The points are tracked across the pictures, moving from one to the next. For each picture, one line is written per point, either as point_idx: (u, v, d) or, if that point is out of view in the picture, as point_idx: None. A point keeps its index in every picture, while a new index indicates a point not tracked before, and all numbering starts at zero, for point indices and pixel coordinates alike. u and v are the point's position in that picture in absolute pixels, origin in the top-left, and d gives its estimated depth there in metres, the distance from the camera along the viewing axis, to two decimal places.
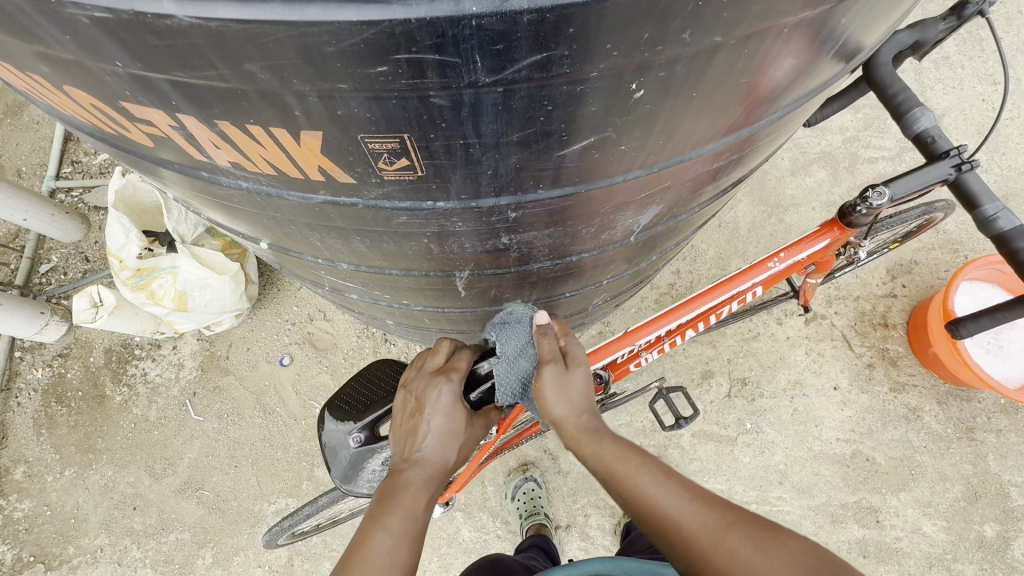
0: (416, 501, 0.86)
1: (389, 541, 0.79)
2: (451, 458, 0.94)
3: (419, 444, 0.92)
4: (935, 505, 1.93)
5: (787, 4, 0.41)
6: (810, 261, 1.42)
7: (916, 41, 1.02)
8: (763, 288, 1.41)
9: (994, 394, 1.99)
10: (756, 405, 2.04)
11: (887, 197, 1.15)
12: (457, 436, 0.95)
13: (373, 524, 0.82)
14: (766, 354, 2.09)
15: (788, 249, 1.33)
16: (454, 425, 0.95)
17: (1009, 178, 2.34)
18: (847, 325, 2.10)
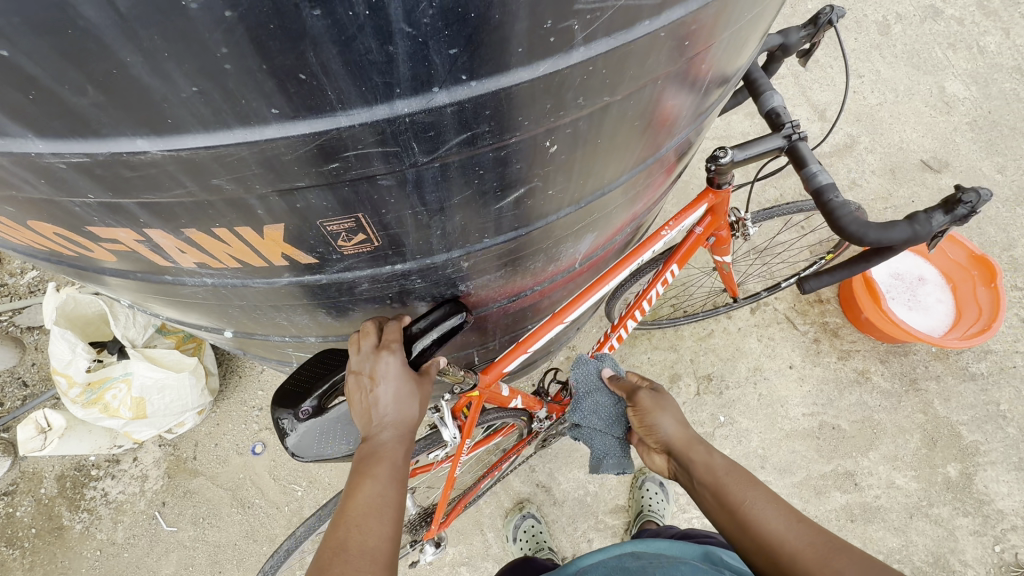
0: (396, 451, 0.79)
1: (378, 489, 0.75)
2: (419, 410, 0.84)
3: (382, 405, 0.80)
4: (902, 457, 2.07)
5: (653, 64, 0.51)
6: (709, 233, 1.33)
7: (782, 44, 1.18)
8: (678, 265, 1.37)
9: (925, 344, 2.20)
10: (725, 397, 2.15)
11: (732, 158, 1.04)
12: (419, 389, 0.84)
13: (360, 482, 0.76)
14: (724, 348, 2.22)
15: (677, 216, 1.21)
16: (413, 386, 0.83)
17: (891, 154, 2.66)
18: (787, 307, 2.28)
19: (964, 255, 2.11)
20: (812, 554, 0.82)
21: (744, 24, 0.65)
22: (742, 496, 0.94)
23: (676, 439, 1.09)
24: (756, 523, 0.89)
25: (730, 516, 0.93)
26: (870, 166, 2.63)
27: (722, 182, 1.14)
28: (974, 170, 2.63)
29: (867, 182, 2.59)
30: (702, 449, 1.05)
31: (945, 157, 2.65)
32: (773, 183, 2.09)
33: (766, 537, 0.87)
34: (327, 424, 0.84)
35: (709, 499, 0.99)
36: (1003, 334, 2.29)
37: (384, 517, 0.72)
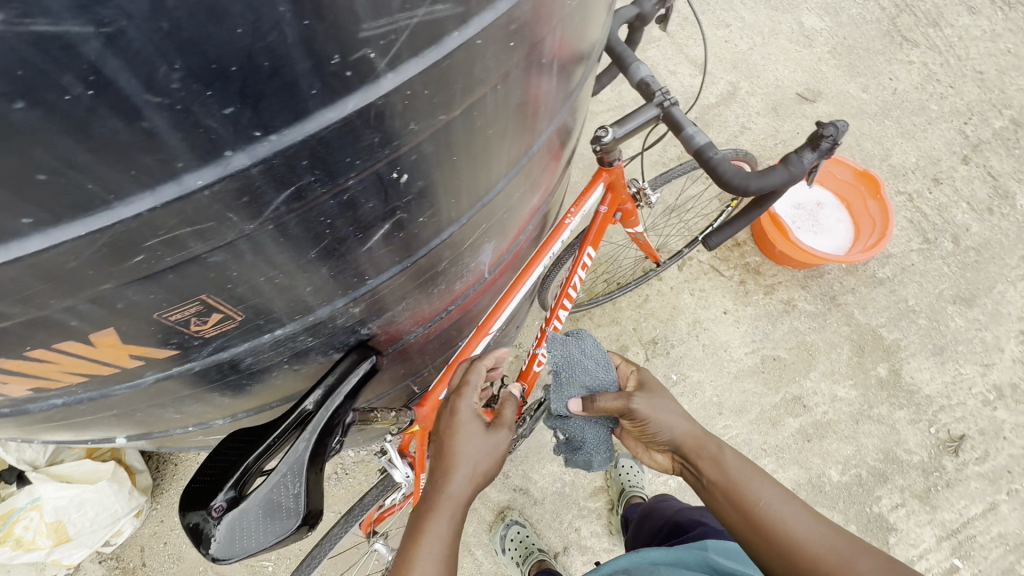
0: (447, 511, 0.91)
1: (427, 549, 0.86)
2: (471, 476, 0.95)
3: (456, 447, 0.96)
4: (838, 371, 2.22)
5: (484, 69, 0.48)
6: (614, 209, 1.34)
7: (638, 14, 1.18)
8: (594, 247, 1.37)
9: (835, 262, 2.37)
10: (673, 356, 2.21)
11: (613, 136, 1.05)
12: (473, 452, 0.96)
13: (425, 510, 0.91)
14: (662, 309, 2.28)
15: (576, 203, 1.22)
16: (470, 448, 0.96)
17: (771, 94, 2.82)
18: (710, 257, 2.39)
19: (850, 174, 2.27)
20: (820, 544, 0.95)
21: (580, 3, 0.63)
22: (753, 492, 1.03)
23: (684, 439, 1.12)
24: (769, 518, 0.99)
25: (744, 512, 1.02)
26: (755, 108, 2.78)
27: (611, 160, 1.15)
28: (843, 94, 2.84)
29: (755, 123, 2.74)
30: (711, 447, 1.10)
31: (816, 87, 2.85)
32: (669, 144, 2.16)
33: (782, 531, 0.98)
34: (251, 514, 0.75)
35: (718, 496, 1.06)
36: (898, 237, 2.51)
37: (443, 547, 0.87)
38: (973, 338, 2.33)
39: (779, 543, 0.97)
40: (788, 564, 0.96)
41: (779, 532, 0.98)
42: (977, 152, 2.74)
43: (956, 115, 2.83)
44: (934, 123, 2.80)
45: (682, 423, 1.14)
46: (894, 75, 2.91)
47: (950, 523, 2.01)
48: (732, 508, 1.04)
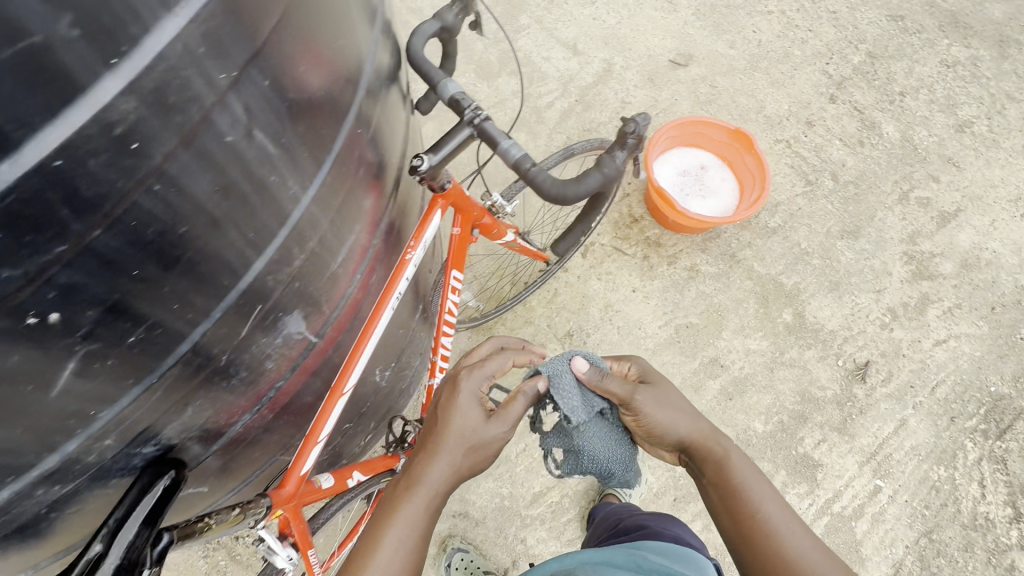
0: (421, 500, 1.06)
1: (396, 535, 1.02)
2: (449, 473, 1.09)
3: (453, 435, 1.11)
4: (747, 325, 2.30)
5: (88, 187, 0.51)
6: (470, 228, 1.29)
7: (442, 27, 1.11)
8: (459, 269, 1.32)
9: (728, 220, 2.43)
10: (591, 344, 2.22)
11: (429, 165, 1.00)
12: (460, 455, 1.10)
13: (410, 482, 1.08)
14: (571, 300, 2.28)
15: (416, 233, 1.14)
16: (463, 446, 1.11)
17: (645, 64, 2.85)
18: (610, 238, 2.40)
19: (725, 134, 2.32)
20: (794, 547, 1.08)
21: (244, 73, 0.60)
22: (747, 493, 1.15)
23: (689, 431, 1.24)
24: (753, 518, 1.12)
25: (735, 503, 1.15)
26: (632, 81, 2.80)
27: (440, 184, 1.09)
28: (713, 54, 2.90)
29: (634, 96, 2.76)
30: (716, 451, 1.21)
31: (687, 51, 2.90)
32: None
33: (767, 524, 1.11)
34: None
35: (711, 494, 1.19)
36: (783, 184, 2.60)
37: (415, 518, 1.05)
38: (863, 267, 2.45)
39: (761, 531, 1.11)
40: (761, 555, 1.09)
41: (764, 526, 1.11)
42: (843, 90, 2.87)
43: (819, 57, 2.95)
44: (799, 69, 2.91)
45: (690, 424, 1.24)
46: (757, 27, 3.00)
47: (868, 447, 2.13)
48: (723, 499, 1.17)
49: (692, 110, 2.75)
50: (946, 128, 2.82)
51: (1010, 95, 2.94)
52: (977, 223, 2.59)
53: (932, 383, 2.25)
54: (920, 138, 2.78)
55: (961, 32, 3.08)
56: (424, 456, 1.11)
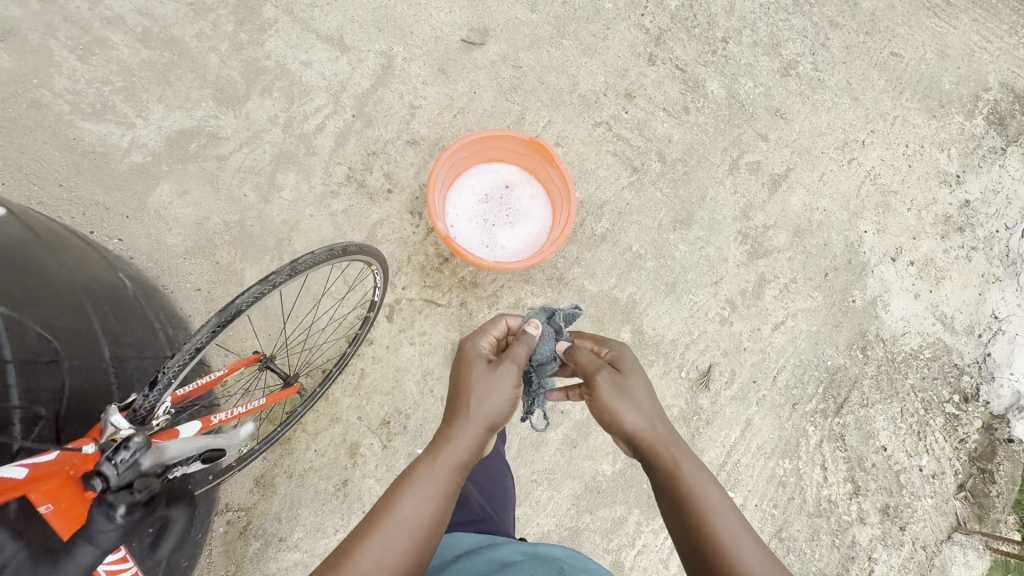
0: (451, 458, 1.19)
1: (418, 501, 1.14)
2: (474, 433, 1.23)
3: (474, 395, 1.25)
4: None
5: None
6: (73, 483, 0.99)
7: None
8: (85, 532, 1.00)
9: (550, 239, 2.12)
10: (413, 428, 1.93)
11: None
12: (480, 407, 1.25)
13: (448, 432, 1.22)
14: (384, 379, 1.95)
15: None
16: (489, 395, 1.25)
17: (432, 51, 2.32)
18: (420, 290, 2.05)
19: (522, 145, 1.93)
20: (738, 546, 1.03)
21: None
22: (695, 489, 1.09)
23: (644, 426, 1.18)
24: (700, 511, 1.07)
25: (687, 513, 1.08)
26: (419, 77, 2.28)
27: None
28: (512, 22, 2.40)
29: (424, 98, 2.27)
30: (666, 452, 1.15)
31: (480, 23, 2.38)
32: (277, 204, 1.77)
33: (717, 536, 1.04)
34: None
35: (661, 491, 1.13)
36: (607, 177, 2.30)
37: (449, 470, 1.18)
38: (698, 259, 2.26)
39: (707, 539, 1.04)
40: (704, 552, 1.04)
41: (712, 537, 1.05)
42: (662, 46, 2.50)
43: (633, 5, 2.52)
44: (612, 25, 2.48)
45: (648, 416, 1.20)
46: None
47: (716, 460, 2.07)
48: (675, 507, 1.10)
49: (495, 103, 2.31)
50: (772, 74, 2.57)
51: (835, 21, 2.69)
52: (807, 181, 2.45)
53: (774, 373, 2.18)
54: (745, 92, 2.52)
55: None
56: (451, 417, 1.24)
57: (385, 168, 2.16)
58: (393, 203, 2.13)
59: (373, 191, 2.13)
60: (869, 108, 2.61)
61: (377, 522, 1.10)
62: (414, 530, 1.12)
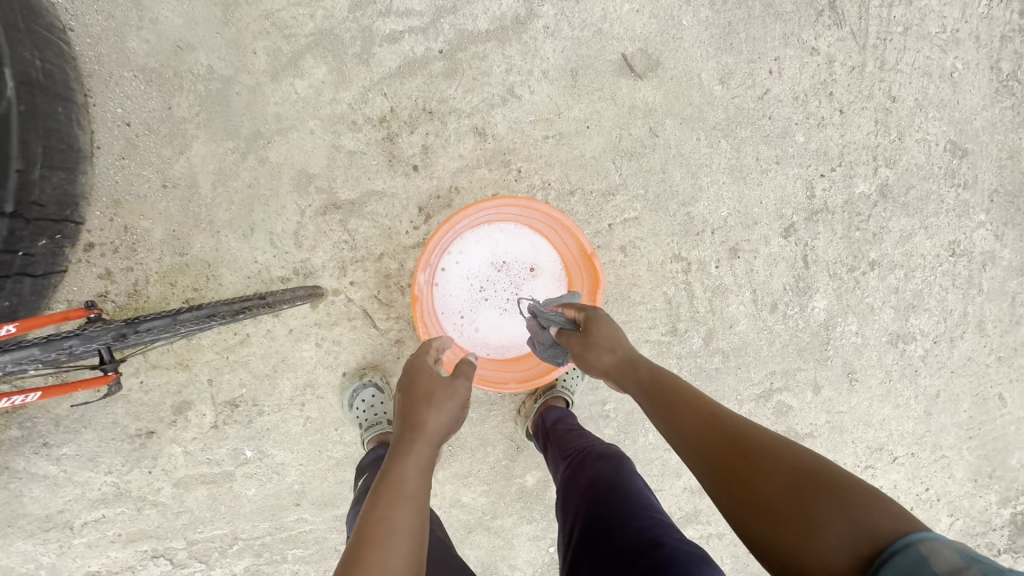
0: (425, 454, 1.02)
1: (409, 505, 0.92)
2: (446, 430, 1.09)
3: (434, 401, 1.11)
4: (473, 473, 1.80)
5: None
6: None
7: None
8: None
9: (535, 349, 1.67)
10: (256, 427, 1.63)
11: None
12: (443, 403, 1.12)
13: (412, 439, 1.04)
14: (262, 360, 1.61)
15: None
16: (454, 400, 1.14)
17: (579, 43, 1.74)
18: (367, 297, 1.65)
19: (579, 250, 1.53)
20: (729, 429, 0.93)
21: None
22: (672, 391, 1.07)
23: (619, 357, 1.21)
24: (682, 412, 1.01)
25: (695, 423, 0.97)
26: (543, 63, 1.72)
27: None
28: (687, 77, 1.82)
29: (531, 91, 1.71)
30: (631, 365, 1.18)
31: (655, 53, 1.79)
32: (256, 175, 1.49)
33: (734, 435, 0.92)
34: None
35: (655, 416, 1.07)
36: (640, 318, 1.88)
37: (427, 472, 1.01)
38: (657, 459, 1.94)
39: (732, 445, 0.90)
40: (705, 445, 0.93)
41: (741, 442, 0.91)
42: (810, 224, 1.99)
43: (819, 159, 1.96)
44: (783, 163, 1.93)
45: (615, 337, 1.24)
46: (776, 66, 1.88)
47: None
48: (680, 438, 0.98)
49: (599, 154, 1.78)
50: (881, 331, 2.12)
51: (986, 325, 2.20)
52: None
53: None
54: (841, 332, 2.08)
55: (1011, 211, 2.13)
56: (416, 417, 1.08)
57: (429, 140, 1.66)
58: (408, 185, 1.66)
59: (398, 155, 1.65)
60: (931, 430, 2.23)
61: (371, 532, 0.86)
62: (412, 547, 0.88)
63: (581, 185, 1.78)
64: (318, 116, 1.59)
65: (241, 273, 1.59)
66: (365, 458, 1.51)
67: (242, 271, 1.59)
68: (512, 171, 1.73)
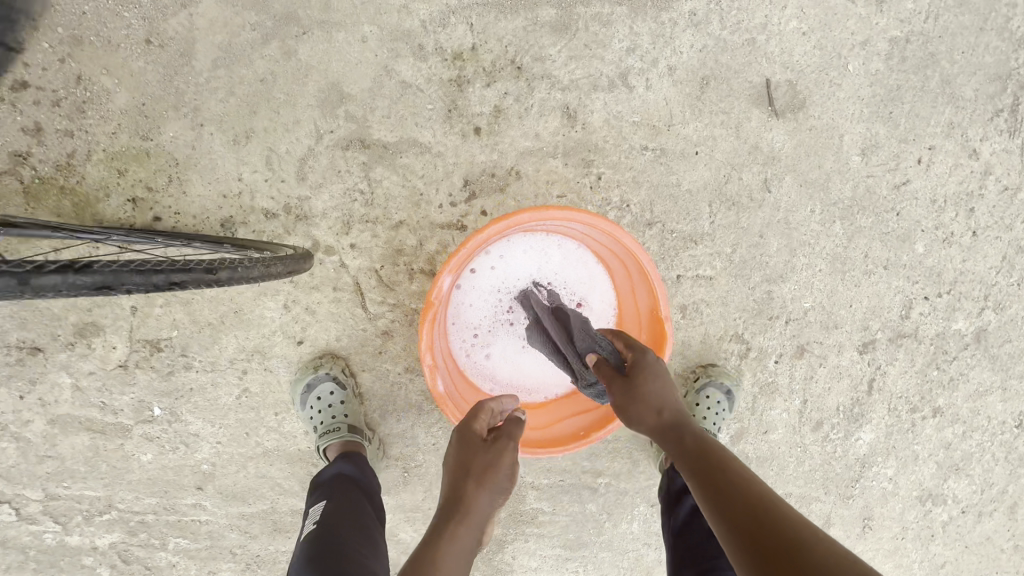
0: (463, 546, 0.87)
1: None
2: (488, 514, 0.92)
3: (484, 479, 0.93)
4: (421, 511, 1.48)
5: None
6: None
7: None
8: None
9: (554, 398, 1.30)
10: (175, 382, 1.27)
11: None
12: (494, 482, 0.94)
13: (450, 523, 0.88)
14: (209, 303, 1.25)
15: None
16: (504, 479, 0.95)
17: (723, 48, 1.37)
18: (365, 268, 1.30)
19: (649, 307, 1.19)
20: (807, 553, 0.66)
21: None
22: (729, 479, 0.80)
23: (670, 416, 0.92)
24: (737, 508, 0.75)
25: (757, 526, 0.72)
26: (672, 56, 1.35)
27: None
28: (828, 134, 1.47)
29: (647, 86, 1.35)
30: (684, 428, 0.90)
31: (804, 92, 1.43)
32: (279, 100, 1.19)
33: (806, 533, 0.69)
34: None
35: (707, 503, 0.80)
36: None
37: (463, 569, 0.87)
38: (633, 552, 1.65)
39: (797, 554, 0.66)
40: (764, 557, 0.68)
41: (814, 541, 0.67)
42: (891, 347, 1.68)
43: (931, 278, 1.65)
44: (890, 271, 1.62)
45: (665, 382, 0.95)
46: (929, 156, 1.54)
47: None
48: (739, 546, 0.72)
49: (697, 190, 1.43)
50: (916, 485, 1.85)
51: None
52: None
53: None
54: (875, 473, 1.80)
55: None
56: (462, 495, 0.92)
57: (504, 102, 1.29)
58: (460, 149, 1.29)
59: (460, 108, 1.28)
60: None
61: None
62: None
63: (663, 219, 1.43)
64: (376, 23, 1.21)
65: (216, 186, 1.21)
66: (320, 476, 1.18)
67: (218, 185, 1.21)
68: (590, 174, 1.37)
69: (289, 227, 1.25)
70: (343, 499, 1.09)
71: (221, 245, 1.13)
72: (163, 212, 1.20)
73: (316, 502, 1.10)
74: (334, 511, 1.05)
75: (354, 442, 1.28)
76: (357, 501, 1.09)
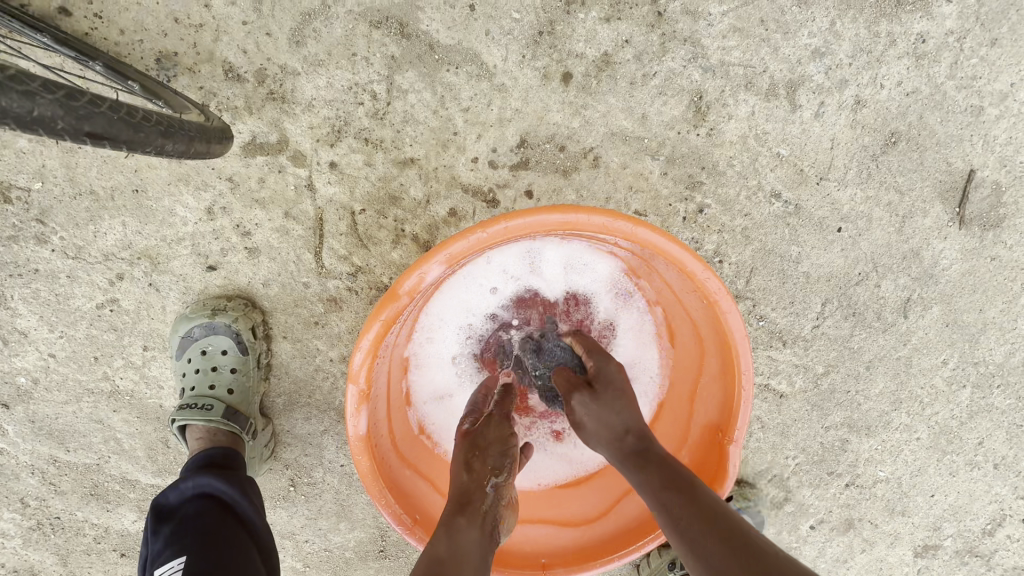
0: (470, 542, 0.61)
1: None
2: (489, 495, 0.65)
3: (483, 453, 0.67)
4: (292, 541, 1.07)
5: None
6: None
7: None
8: None
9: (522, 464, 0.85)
10: (18, 252, 0.87)
11: None
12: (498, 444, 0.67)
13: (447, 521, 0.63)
14: (103, 162, 0.85)
15: None
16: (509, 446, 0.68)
17: (936, 104, 0.94)
18: (336, 202, 0.89)
19: (706, 421, 0.79)
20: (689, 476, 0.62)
21: None
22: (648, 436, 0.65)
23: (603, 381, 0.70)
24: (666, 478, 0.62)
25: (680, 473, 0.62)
26: (866, 85, 0.93)
27: None
28: (1013, 274, 1.02)
29: (816, 113, 0.93)
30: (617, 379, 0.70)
31: (1009, 207, 0.99)
32: None
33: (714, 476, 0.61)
34: None
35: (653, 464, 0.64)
36: None
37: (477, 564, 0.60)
38: None
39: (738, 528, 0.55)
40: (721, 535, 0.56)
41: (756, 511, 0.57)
42: (952, 562, 1.19)
43: None
44: (996, 472, 1.14)
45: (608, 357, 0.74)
46: None
47: None
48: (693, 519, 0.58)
49: (816, 277, 1.02)
50: None
51: None
52: None
53: None
54: None
55: None
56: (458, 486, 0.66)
57: (619, 54, 0.88)
58: (528, 94, 0.88)
59: (555, 37, 0.86)
60: None
61: None
62: None
63: (756, 297, 1.02)
64: None
65: (168, 2, 0.80)
66: (162, 503, 0.76)
67: (172, 2, 0.80)
68: (691, 201, 0.95)
69: (252, 104, 0.84)
70: (212, 533, 0.72)
71: (127, 81, 0.74)
72: (76, 4, 0.79)
73: (166, 558, 0.69)
74: (205, 564, 0.68)
75: (230, 436, 0.89)
76: (237, 533, 0.74)
